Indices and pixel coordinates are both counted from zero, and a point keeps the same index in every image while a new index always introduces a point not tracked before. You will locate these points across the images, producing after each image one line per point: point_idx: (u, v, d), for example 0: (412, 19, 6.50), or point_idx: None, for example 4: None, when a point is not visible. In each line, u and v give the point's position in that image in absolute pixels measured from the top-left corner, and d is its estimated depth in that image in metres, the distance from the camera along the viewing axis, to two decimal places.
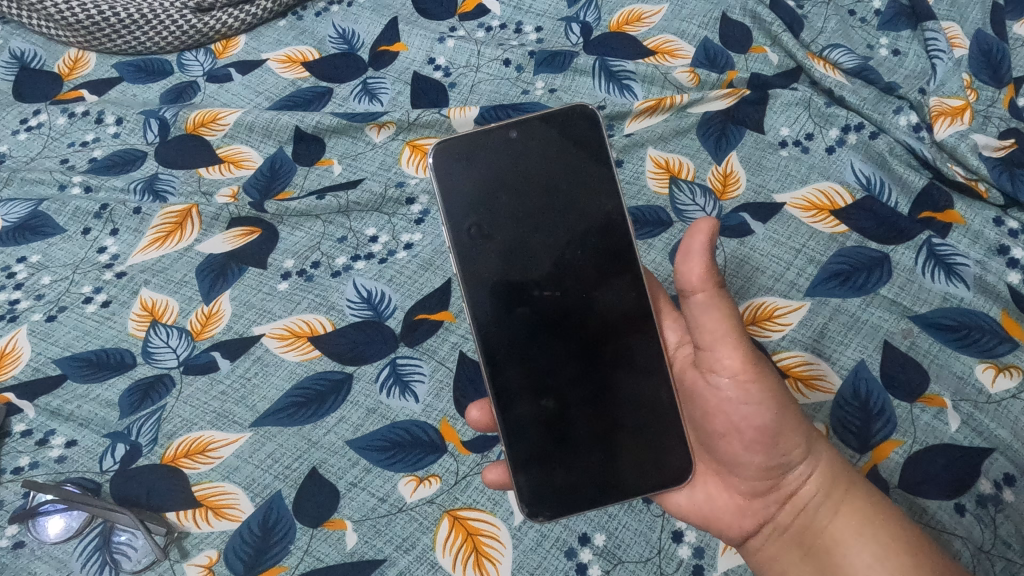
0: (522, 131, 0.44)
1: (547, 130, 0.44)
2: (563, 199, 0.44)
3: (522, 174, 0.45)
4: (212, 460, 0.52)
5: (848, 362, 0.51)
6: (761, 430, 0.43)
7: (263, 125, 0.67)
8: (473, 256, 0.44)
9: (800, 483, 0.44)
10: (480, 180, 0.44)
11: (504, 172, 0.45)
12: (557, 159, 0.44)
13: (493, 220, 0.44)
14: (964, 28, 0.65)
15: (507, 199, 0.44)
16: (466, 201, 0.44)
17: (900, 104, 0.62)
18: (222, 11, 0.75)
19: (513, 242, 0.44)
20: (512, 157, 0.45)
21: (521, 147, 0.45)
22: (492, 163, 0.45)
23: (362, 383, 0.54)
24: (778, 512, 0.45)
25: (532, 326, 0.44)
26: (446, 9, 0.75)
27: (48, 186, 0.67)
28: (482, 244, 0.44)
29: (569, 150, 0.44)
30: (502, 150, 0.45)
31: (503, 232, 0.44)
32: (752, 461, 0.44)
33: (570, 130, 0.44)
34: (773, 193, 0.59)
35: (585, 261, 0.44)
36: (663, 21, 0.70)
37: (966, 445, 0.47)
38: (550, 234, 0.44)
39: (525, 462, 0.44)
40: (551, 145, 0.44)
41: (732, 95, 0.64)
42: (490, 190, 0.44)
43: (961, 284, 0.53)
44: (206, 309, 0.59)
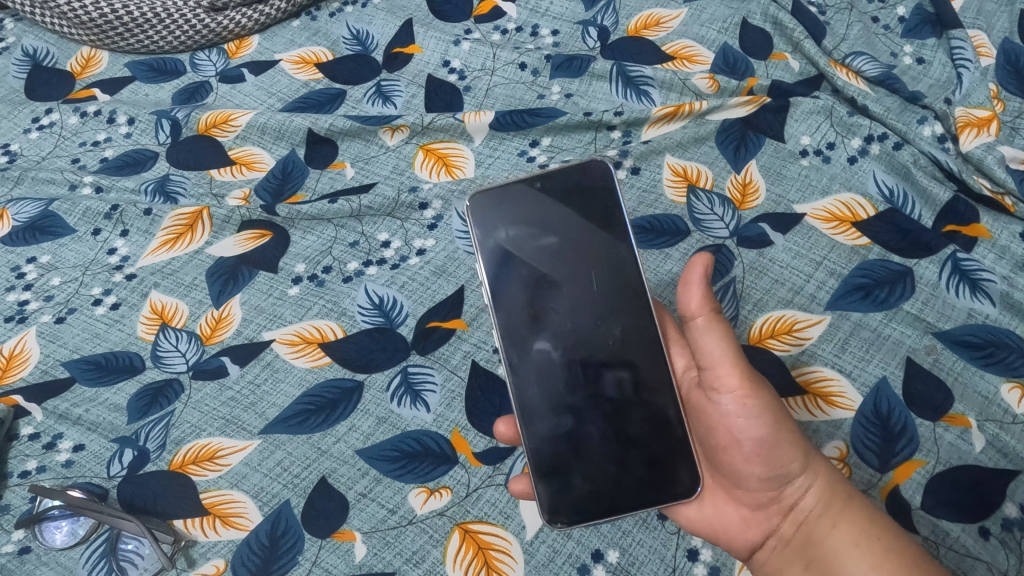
0: (545, 181, 0.45)
1: (567, 178, 0.44)
2: (590, 247, 0.44)
3: (547, 222, 0.44)
4: (220, 467, 0.51)
5: (870, 378, 0.50)
6: (759, 442, 0.43)
7: (275, 126, 0.67)
8: (502, 300, 0.44)
9: (800, 496, 0.43)
10: (510, 229, 0.45)
11: (528, 221, 0.45)
12: (580, 207, 0.44)
13: (522, 267, 0.44)
14: (990, 37, 0.64)
15: (535, 246, 0.45)
16: (497, 248, 0.45)
17: (924, 114, 0.61)
18: (236, 10, 0.74)
19: (540, 285, 0.44)
20: (536, 208, 0.45)
21: (544, 198, 0.45)
22: (517, 212, 0.45)
23: (373, 392, 0.54)
24: (782, 524, 0.44)
25: (558, 364, 0.44)
26: (462, 11, 0.74)
27: (59, 186, 0.66)
28: (509, 287, 0.44)
29: (587, 198, 0.44)
30: (527, 200, 0.45)
31: (531, 276, 0.44)
32: (753, 473, 0.44)
33: (589, 179, 0.44)
34: (793, 203, 0.58)
35: (606, 301, 0.44)
36: (682, 25, 0.69)
37: (991, 467, 0.46)
38: (575, 278, 0.44)
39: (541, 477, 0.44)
40: (573, 193, 0.44)
41: (753, 102, 0.63)
42: (517, 237, 0.45)
43: (987, 300, 0.52)
44: (216, 313, 0.58)
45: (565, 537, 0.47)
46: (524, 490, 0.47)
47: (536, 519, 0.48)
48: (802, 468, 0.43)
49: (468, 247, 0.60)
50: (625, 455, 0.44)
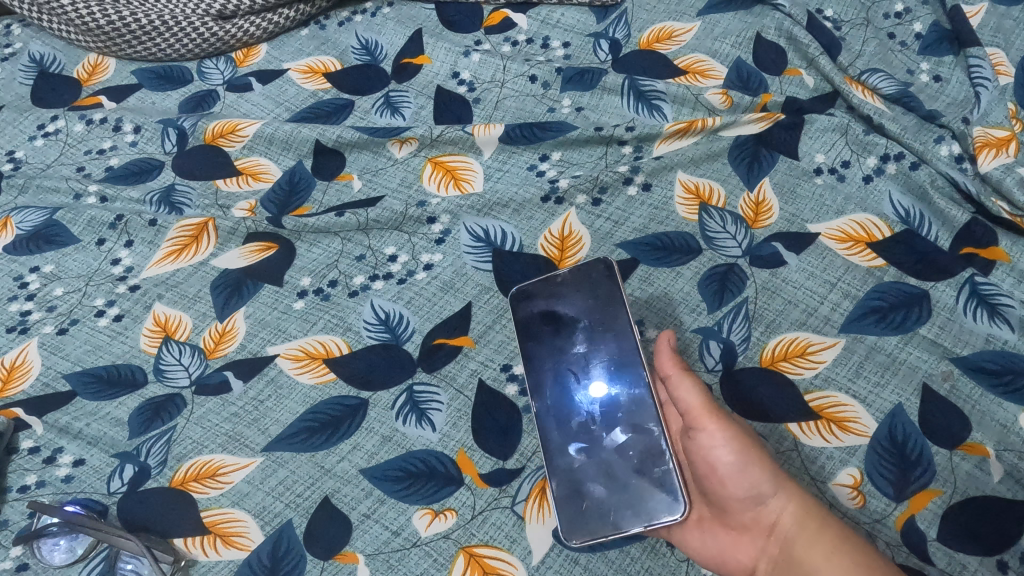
0: (566, 276, 0.52)
1: (579, 273, 0.52)
2: (608, 329, 0.50)
3: (572, 313, 0.51)
4: (222, 485, 0.51)
5: (885, 405, 0.49)
6: (732, 469, 0.43)
7: (283, 137, 0.66)
8: (537, 378, 0.50)
9: (777, 517, 0.43)
10: (543, 319, 0.52)
11: (552, 311, 0.52)
12: (598, 294, 0.51)
13: (554, 349, 0.51)
14: (1009, 55, 0.63)
15: (566, 333, 0.51)
16: (533, 338, 0.51)
17: (941, 133, 0.60)
18: (245, 19, 0.73)
19: (569, 364, 0.50)
20: (559, 301, 0.52)
21: (565, 290, 0.52)
22: (546, 305, 0.52)
23: (378, 410, 0.53)
24: (769, 544, 0.44)
25: (586, 429, 0.48)
26: (472, 22, 0.74)
27: (64, 195, 0.65)
28: (542, 367, 0.50)
29: (599, 286, 0.51)
30: (551, 293, 0.52)
31: (561, 355, 0.50)
32: (731, 496, 0.44)
33: (598, 272, 0.51)
34: (807, 222, 0.57)
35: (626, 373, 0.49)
36: (694, 39, 0.68)
37: (1009, 498, 0.45)
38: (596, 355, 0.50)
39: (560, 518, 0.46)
40: (588, 283, 0.51)
41: (766, 119, 0.62)
42: (548, 325, 0.51)
43: (1006, 325, 0.51)
44: (220, 326, 0.58)
45: (571, 563, 0.46)
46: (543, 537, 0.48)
47: (543, 544, 0.47)
48: (774, 488, 0.43)
49: (476, 262, 0.59)
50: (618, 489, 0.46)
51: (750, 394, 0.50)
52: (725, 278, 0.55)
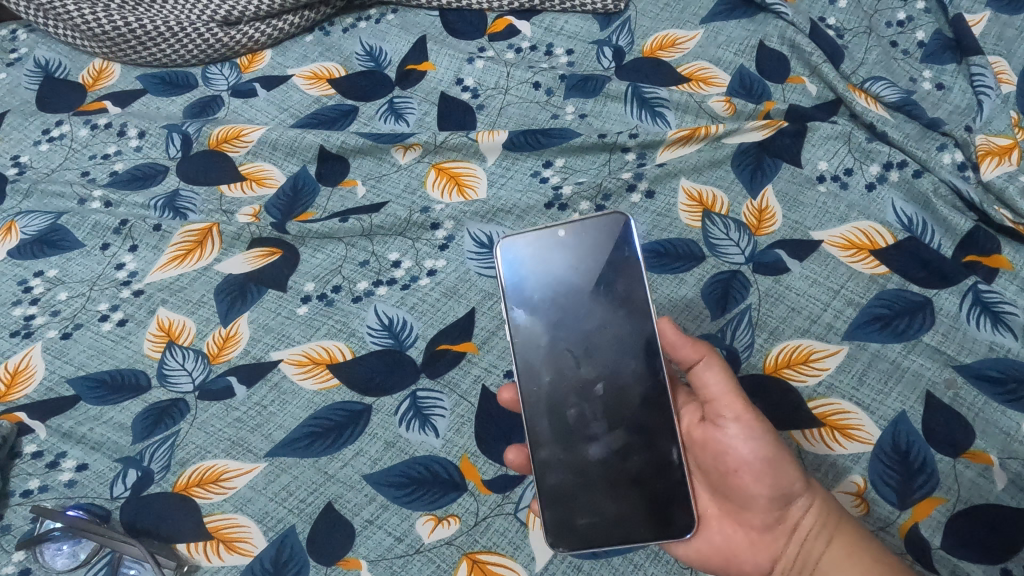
0: (571, 231, 0.47)
1: (588, 232, 0.47)
2: (610, 295, 0.46)
3: (569, 274, 0.47)
4: (225, 490, 0.50)
5: (889, 412, 0.49)
6: (766, 463, 0.43)
7: (287, 143, 0.66)
8: (523, 344, 0.47)
9: (800, 516, 0.43)
10: (537, 276, 0.47)
11: (552, 274, 0.47)
12: (604, 258, 0.47)
13: (544, 313, 0.47)
14: (1012, 63, 0.63)
15: (563, 298, 0.47)
16: (521, 295, 0.47)
17: (944, 141, 0.61)
18: (250, 25, 0.74)
19: (561, 331, 0.46)
20: (558, 258, 0.47)
21: (569, 248, 0.47)
22: (540, 261, 0.47)
23: (381, 416, 0.53)
24: (789, 545, 0.44)
25: (574, 410, 0.46)
26: (476, 29, 0.74)
27: (68, 199, 0.66)
28: (531, 331, 0.47)
29: (609, 248, 0.47)
30: (550, 248, 0.47)
31: (552, 320, 0.47)
32: (756, 495, 0.44)
33: (611, 231, 0.47)
34: (810, 230, 0.57)
35: (625, 350, 0.46)
36: (698, 47, 0.69)
37: (1013, 507, 0.45)
38: (597, 329, 0.46)
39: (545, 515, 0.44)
40: (595, 242, 0.47)
41: (769, 126, 0.62)
42: (540, 284, 0.47)
43: (1009, 333, 0.51)
44: (224, 332, 0.58)
45: (575, 569, 0.46)
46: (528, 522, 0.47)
47: (546, 551, 0.47)
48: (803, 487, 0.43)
49: (480, 268, 0.59)
50: (621, 483, 0.44)
51: (756, 399, 0.50)
52: (729, 285, 0.55)
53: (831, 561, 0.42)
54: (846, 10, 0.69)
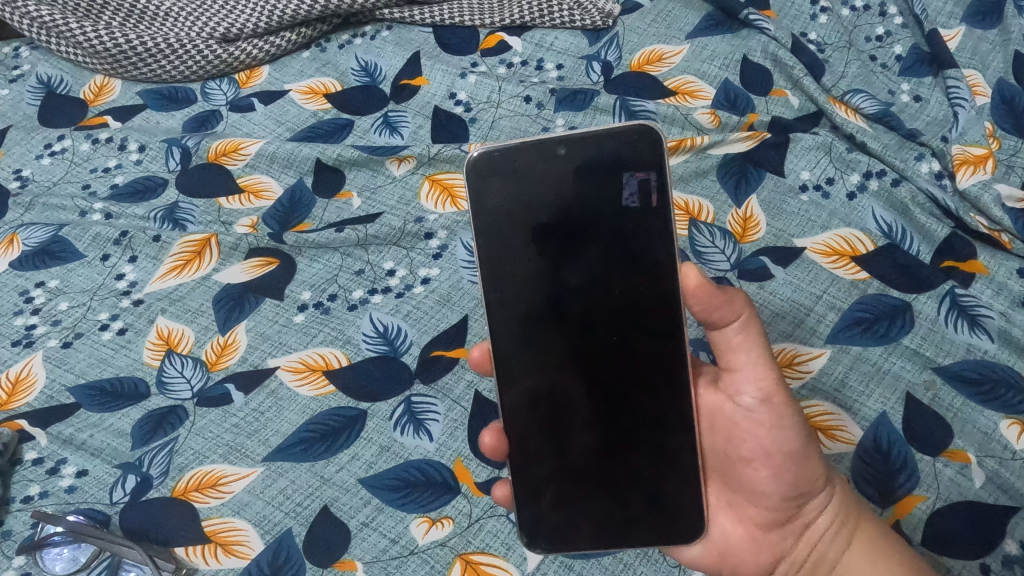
0: (572, 147, 0.41)
1: (593, 149, 0.41)
2: (611, 231, 0.42)
3: (561, 199, 0.42)
4: (223, 495, 0.51)
5: (870, 413, 0.50)
6: (789, 456, 0.43)
7: (284, 156, 0.68)
8: (499, 283, 0.43)
9: (816, 515, 0.45)
10: (524, 200, 0.42)
11: (544, 198, 0.42)
12: (607, 182, 0.41)
13: (529, 244, 0.42)
14: (986, 76, 0.66)
15: (554, 226, 0.42)
16: (499, 222, 0.42)
17: (922, 151, 0.63)
18: (248, 42, 0.76)
19: (551, 271, 0.43)
20: (553, 178, 0.42)
21: (568, 167, 0.42)
22: (526, 181, 0.42)
23: (376, 420, 0.54)
24: (795, 543, 0.46)
25: (558, 365, 0.44)
26: (469, 44, 0.76)
27: (70, 212, 0.67)
28: (508, 270, 0.43)
29: (617, 170, 0.41)
30: (542, 166, 0.42)
31: (534, 255, 0.43)
32: (770, 489, 0.44)
33: (626, 151, 0.41)
34: (793, 237, 0.59)
35: (624, 297, 0.42)
36: (683, 61, 0.71)
37: (991, 503, 0.46)
38: (596, 269, 0.42)
39: (524, 508, 0.44)
40: (601, 163, 0.41)
41: (753, 137, 0.64)
42: (522, 212, 0.42)
43: (985, 336, 0.52)
44: (222, 340, 0.59)
45: (566, 569, 0.47)
46: (507, 496, 0.46)
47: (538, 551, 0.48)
48: (824, 484, 0.44)
49: (473, 277, 0.61)
50: (623, 470, 0.44)
51: None
52: None
53: (851, 560, 0.44)
54: (827, 25, 0.71)
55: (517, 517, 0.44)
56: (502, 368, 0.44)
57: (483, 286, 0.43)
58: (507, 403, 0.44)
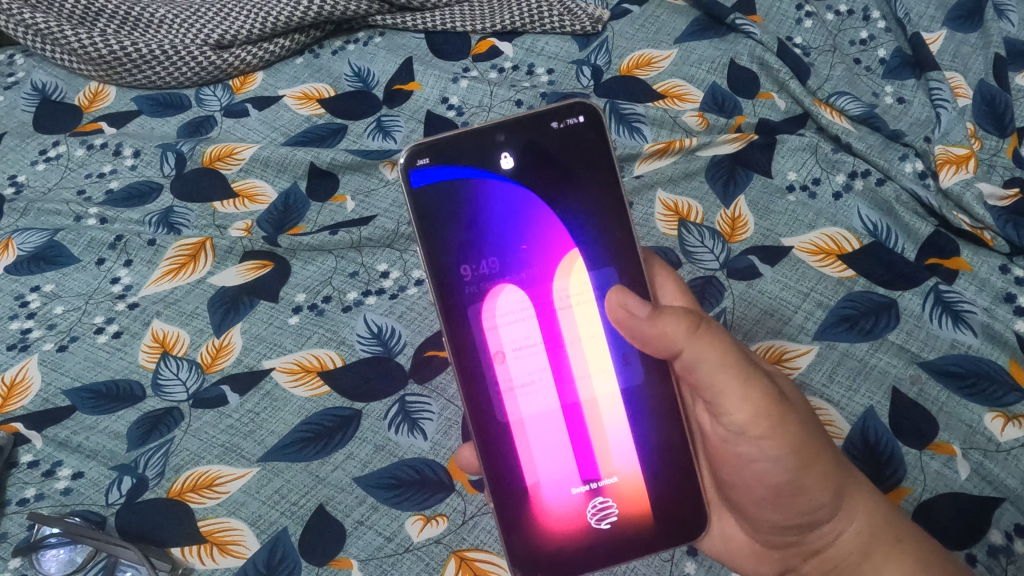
0: (508, 133, 0.44)
1: (530, 133, 0.44)
2: (560, 211, 0.44)
3: (506, 183, 0.44)
4: (219, 495, 0.52)
5: (857, 408, 0.51)
6: (776, 490, 0.43)
7: (278, 160, 0.69)
8: (454, 274, 0.44)
9: (832, 540, 0.43)
10: (471, 188, 0.44)
11: (489, 184, 0.44)
12: (550, 164, 0.44)
13: (479, 231, 0.44)
14: (967, 78, 0.67)
15: (507, 210, 0.44)
16: (445, 211, 0.44)
17: (906, 151, 0.64)
18: (242, 48, 0.77)
19: (510, 256, 0.44)
20: (495, 164, 0.44)
21: (509, 151, 0.44)
22: (469, 168, 0.44)
23: (371, 420, 0.54)
24: (803, 563, 0.45)
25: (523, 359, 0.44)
26: (460, 50, 0.77)
27: (65, 217, 0.67)
28: (463, 260, 0.44)
29: (560, 151, 0.44)
30: (483, 154, 0.44)
31: (487, 242, 0.44)
32: (770, 516, 0.44)
33: (566, 127, 0.44)
34: (781, 236, 0.60)
35: (581, 280, 0.44)
36: (672, 65, 0.72)
37: (976, 495, 0.47)
38: (556, 248, 0.44)
39: (508, 535, 0.43)
40: (543, 146, 0.44)
41: (741, 139, 0.65)
42: (470, 199, 0.44)
43: (969, 331, 0.54)
44: (217, 342, 0.59)
45: None
46: None
47: None
48: (834, 514, 0.43)
49: None
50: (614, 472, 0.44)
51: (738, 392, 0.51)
52: (704, 289, 0.57)
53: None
54: (812, 29, 0.73)
55: (504, 544, 0.43)
56: (462, 366, 0.43)
57: (438, 275, 0.43)
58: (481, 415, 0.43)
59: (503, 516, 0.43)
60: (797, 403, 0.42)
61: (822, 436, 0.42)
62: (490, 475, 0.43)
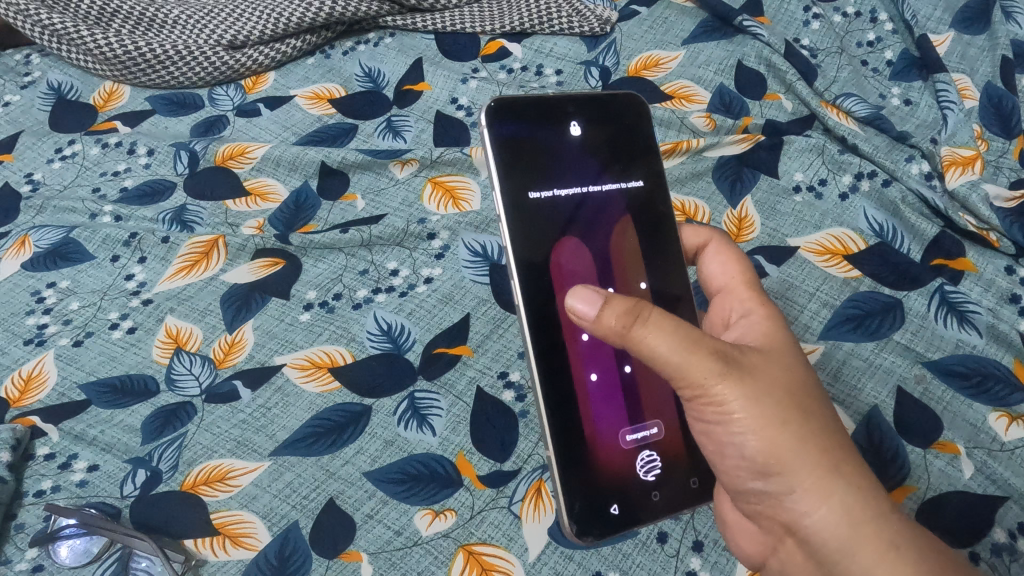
0: (578, 109, 0.46)
1: (595, 111, 0.47)
2: (618, 184, 0.46)
3: (572, 151, 0.46)
4: (231, 488, 0.52)
5: (862, 407, 0.51)
6: (739, 454, 0.39)
7: (290, 160, 0.70)
8: (524, 223, 0.43)
9: (803, 519, 0.38)
10: (538, 148, 0.45)
11: (555, 149, 0.45)
12: (610, 140, 0.47)
13: (544, 185, 0.44)
14: (974, 80, 0.68)
15: (571, 176, 0.45)
16: (517, 164, 0.44)
17: (912, 153, 0.65)
18: (255, 49, 0.78)
19: (571, 216, 0.45)
20: (564, 133, 0.46)
21: (577, 124, 0.46)
22: (541, 129, 0.45)
23: (380, 415, 0.55)
24: (785, 542, 0.40)
25: None
26: (470, 51, 0.78)
27: (80, 214, 0.69)
28: (529, 212, 0.44)
29: (618, 131, 0.47)
30: (553, 118, 0.46)
31: (551, 201, 0.44)
32: (740, 484, 0.40)
33: (624, 115, 0.47)
34: (787, 237, 0.60)
35: (635, 242, 0.46)
36: (680, 66, 0.73)
37: (980, 493, 0.47)
38: (612, 214, 0.46)
39: (567, 482, 0.41)
40: (604, 125, 0.47)
41: (748, 140, 0.66)
42: (537, 159, 0.45)
43: (974, 331, 0.54)
44: (229, 338, 0.60)
45: (567, 559, 0.48)
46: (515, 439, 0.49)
47: (540, 542, 0.49)
48: (800, 488, 0.38)
49: (475, 275, 0.63)
50: (660, 422, 0.44)
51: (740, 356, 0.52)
52: None
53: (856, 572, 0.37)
54: (819, 32, 0.73)
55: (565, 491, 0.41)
56: (529, 308, 0.42)
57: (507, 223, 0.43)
58: (541, 358, 0.42)
59: (561, 462, 0.41)
60: (754, 373, 0.38)
61: (785, 409, 0.38)
62: (551, 421, 0.41)
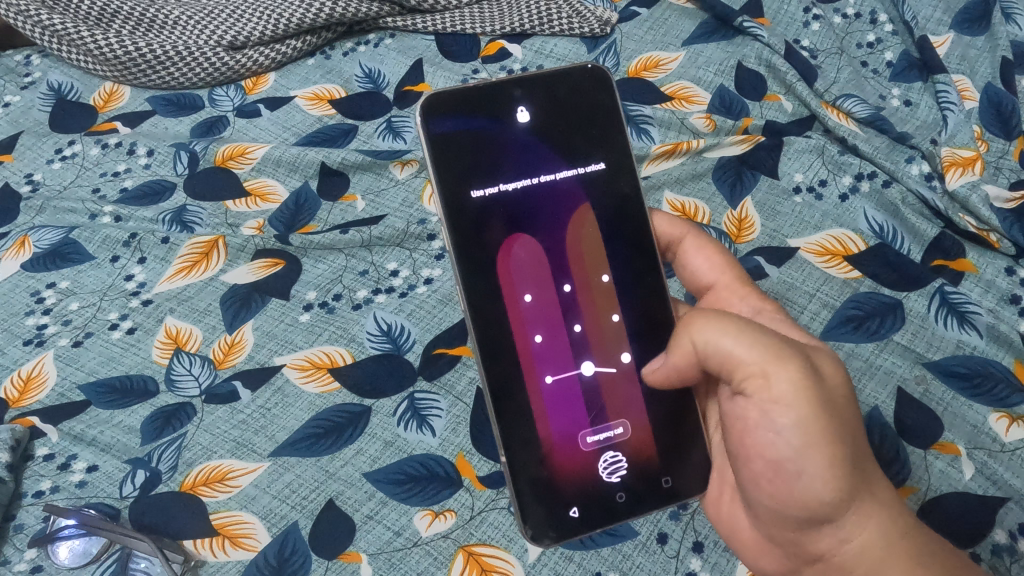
0: (526, 90, 0.44)
1: (546, 90, 0.45)
2: (575, 169, 0.45)
3: (522, 136, 0.44)
4: (231, 489, 0.52)
5: (862, 407, 0.51)
6: (771, 467, 0.38)
7: (290, 160, 0.70)
8: (468, 224, 0.43)
9: (837, 543, 0.38)
10: (483, 139, 0.44)
11: (503, 139, 0.44)
12: (564, 121, 0.45)
13: (490, 180, 0.44)
14: (974, 81, 0.68)
15: (523, 166, 0.44)
16: (461, 159, 0.43)
17: (912, 154, 0.65)
18: (255, 49, 0.78)
19: (523, 212, 0.44)
20: (512, 118, 0.44)
21: (525, 107, 0.44)
22: (487, 119, 0.44)
23: (381, 416, 0.55)
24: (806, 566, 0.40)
25: (535, 310, 0.44)
26: (470, 52, 0.78)
27: (80, 215, 0.69)
28: (475, 211, 0.43)
29: (574, 111, 0.45)
30: (499, 107, 0.44)
31: (499, 196, 0.44)
32: (768, 505, 0.39)
33: (582, 90, 0.45)
34: (787, 237, 0.60)
35: (595, 230, 0.44)
36: (680, 67, 0.73)
37: (981, 494, 0.47)
38: (568, 205, 0.45)
39: (519, 489, 0.41)
40: (558, 104, 0.45)
41: (747, 141, 0.66)
42: (484, 150, 0.44)
43: (974, 332, 0.54)
44: (229, 338, 0.60)
45: (565, 560, 0.48)
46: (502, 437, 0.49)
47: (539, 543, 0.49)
48: (839, 513, 0.37)
49: None
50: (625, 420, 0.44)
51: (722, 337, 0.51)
52: None
53: None
54: (819, 33, 0.73)
55: (517, 499, 0.41)
56: (474, 314, 0.42)
57: (449, 224, 0.42)
58: (490, 364, 0.42)
59: (514, 468, 0.41)
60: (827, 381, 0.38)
61: (841, 425, 0.37)
62: (503, 426, 0.42)
